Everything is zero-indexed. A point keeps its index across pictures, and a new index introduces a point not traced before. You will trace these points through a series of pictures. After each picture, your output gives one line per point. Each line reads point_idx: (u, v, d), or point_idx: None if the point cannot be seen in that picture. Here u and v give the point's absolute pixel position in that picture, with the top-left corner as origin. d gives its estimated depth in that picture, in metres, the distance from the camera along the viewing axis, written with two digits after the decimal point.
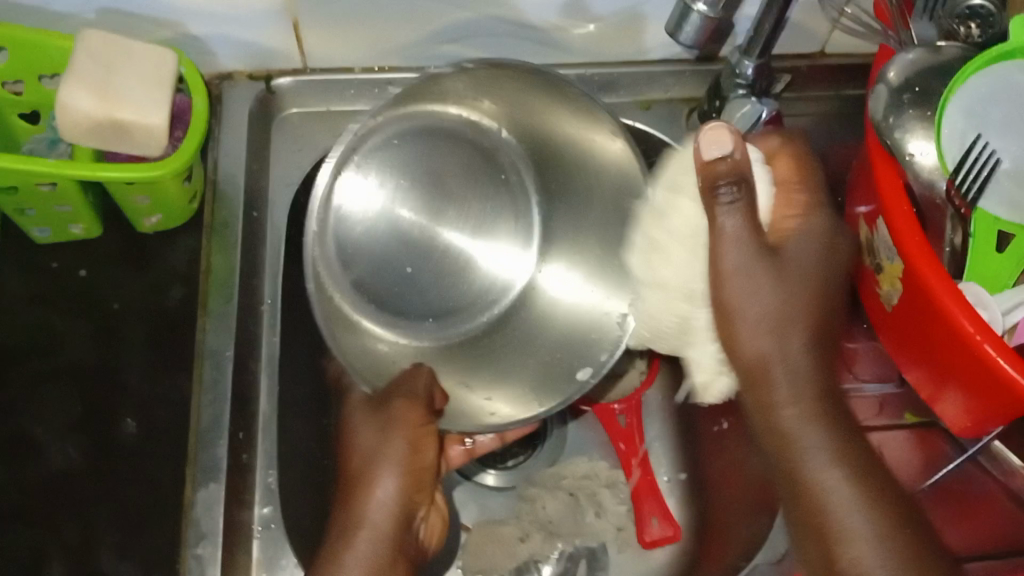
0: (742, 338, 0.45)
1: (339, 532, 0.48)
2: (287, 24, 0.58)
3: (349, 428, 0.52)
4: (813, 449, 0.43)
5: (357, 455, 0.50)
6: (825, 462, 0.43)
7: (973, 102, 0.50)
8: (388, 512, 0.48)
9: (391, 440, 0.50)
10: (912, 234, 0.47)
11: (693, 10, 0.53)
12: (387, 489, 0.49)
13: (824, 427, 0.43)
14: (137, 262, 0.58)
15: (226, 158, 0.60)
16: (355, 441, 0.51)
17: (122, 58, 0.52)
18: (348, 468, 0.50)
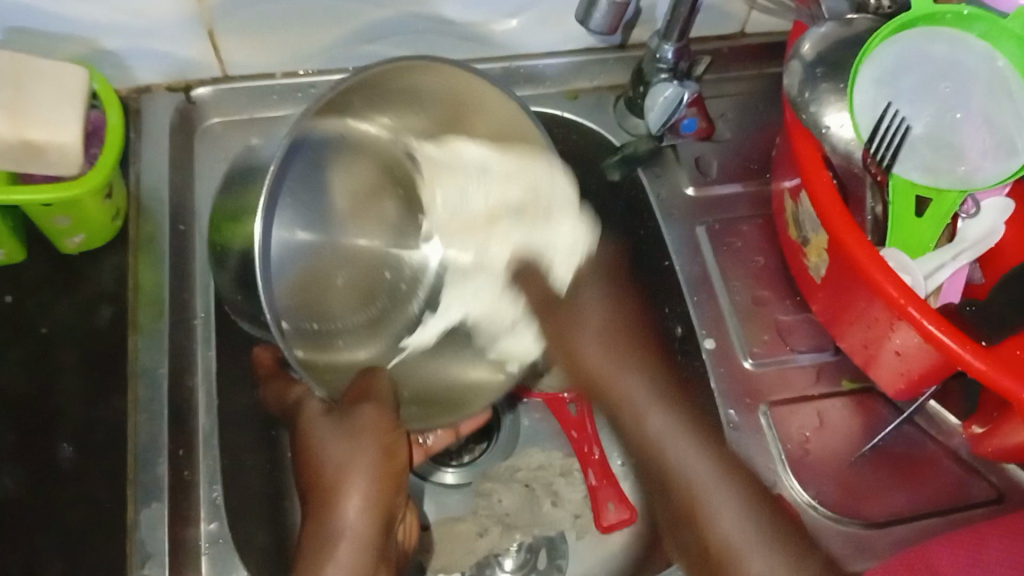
0: (582, 344, 0.56)
1: (316, 542, 0.47)
2: (203, 33, 0.57)
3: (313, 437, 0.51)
4: (689, 459, 0.51)
5: (326, 470, 0.49)
6: (701, 470, 0.51)
7: (882, 72, 0.52)
8: (364, 522, 0.48)
9: (354, 455, 0.49)
10: (832, 204, 0.48)
11: None
12: (356, 506, 0.48)
13: (674, 418, 0.54)
14: (64, 285, 0.56)
15: (149, 173, 0.59)
16: (318, 452, 0.50)
17: (31, 74, 0.50)
18: (321, 478, 0.49)
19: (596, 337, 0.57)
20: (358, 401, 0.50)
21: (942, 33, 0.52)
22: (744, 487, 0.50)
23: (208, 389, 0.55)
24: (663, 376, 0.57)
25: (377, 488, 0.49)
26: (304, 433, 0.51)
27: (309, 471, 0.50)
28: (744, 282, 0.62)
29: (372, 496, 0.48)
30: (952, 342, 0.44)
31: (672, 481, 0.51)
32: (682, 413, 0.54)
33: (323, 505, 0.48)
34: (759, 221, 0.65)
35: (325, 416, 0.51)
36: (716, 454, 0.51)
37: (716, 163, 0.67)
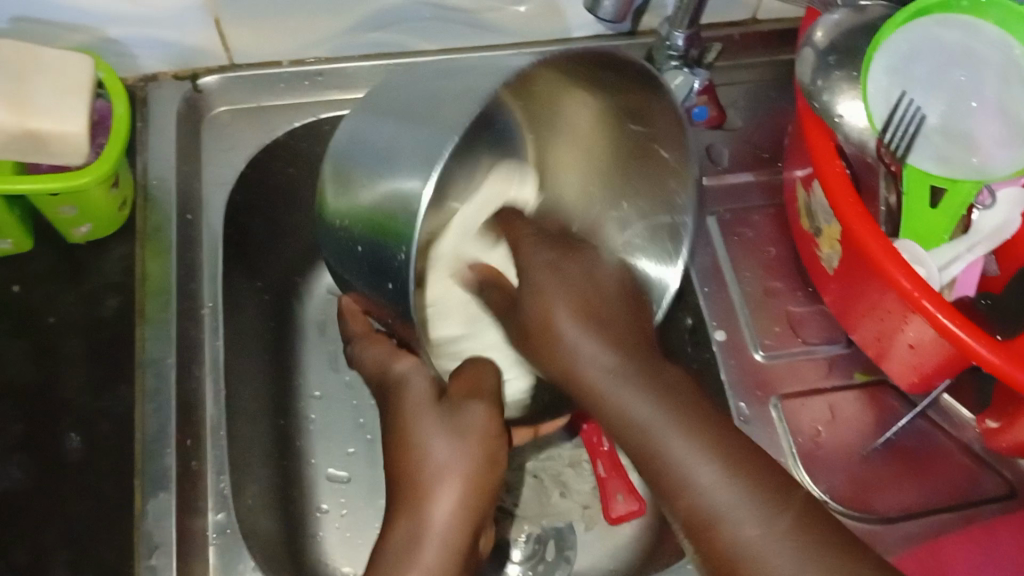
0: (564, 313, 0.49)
1: (396, 552, 0.45)
2: (208, 21, 0.57)
3: (411, 429, 0.48)
4: (670, 437, 0.44)
5: (427, 467, 0.47)
6: (683, 445, 0.44)
7: (895, 60, 0.51)
8: (452, 525, 0.46)
9: (451, 452, 0.47)
10: (845, 194, 0.47)
11: None
12: (444, 509, 0.46)
13: (635, 384, 0.47)
14: (71, 275, 0.56)
15: (156, 162, 0.59)
16: (419, 444, 0.48)
17: (35, 64, 0.50)
18: (412, 472, 0.47)
19: (567, 284, 0.50)
20: (467, 405, 0.49)
21: (956, 20, 0.51)
22: (721, 459, 0.44)
23: (216, 380, 0.55)
24: (623, 342, 0.48)
25: (466, 494, 0.47)
26: (403, 419, 0.49)
27: (404, 460, 0.48)
28: (756, 273, 0.62)
29: (464, 506, 0.46)
30: (967, 335, 0.43)
31: (653, 465, 0.45)
32: (647, 375, 0.47)
33: (409, 503, 0.47)
34: (771, 211, 0.64)
35: (432, 407, 0.49)
36: (710, 439, 0.44)
37: (727, 151, 0.66)
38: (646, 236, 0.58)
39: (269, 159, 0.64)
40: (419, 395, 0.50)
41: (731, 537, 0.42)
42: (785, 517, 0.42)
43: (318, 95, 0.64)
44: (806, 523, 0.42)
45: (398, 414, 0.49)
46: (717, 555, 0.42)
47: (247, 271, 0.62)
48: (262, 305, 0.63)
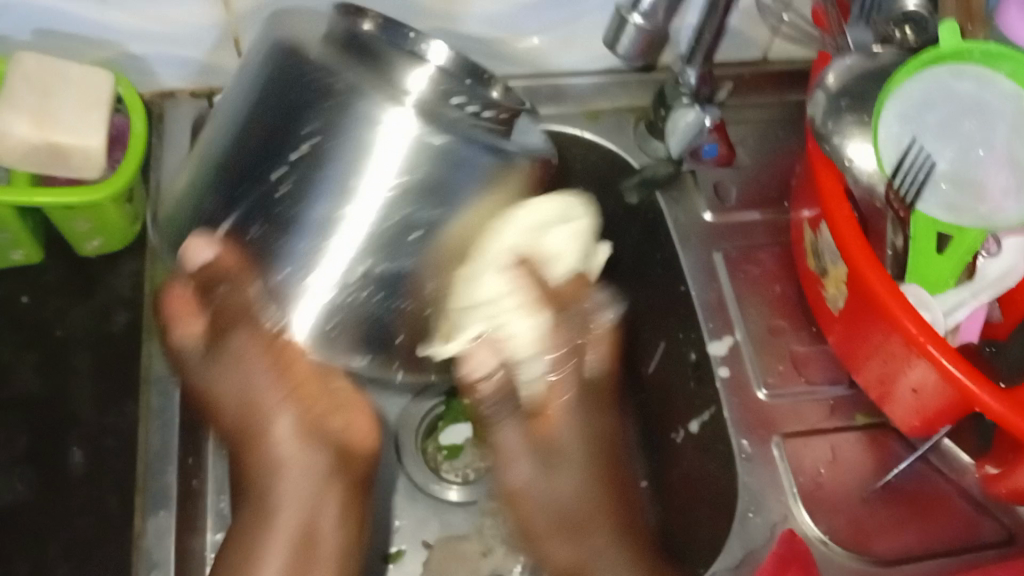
0: (530, 435, 0.59)
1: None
2: (228, 41, 0.58)
3: (196, 386, 0.53)
4: (597, 559, 0.58)
5: (274, 477, 0.53)
6: (609, 569, 0.58)
7: (908, 106, 0.52)
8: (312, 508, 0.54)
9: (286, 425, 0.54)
10: (854, 237, 0.48)
11: (629, 22, 0.52)
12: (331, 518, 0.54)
13: (618, 548, 0.59)
14: (81, 287, 0.56)
15: (170, 178, 0.59)
16: (280, 477, 0.54)
17: (59, 77, 0.50)
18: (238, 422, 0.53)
19: (541, 451, 0.59)
20: (300, 485, 0.54)
21: (969, 71, 0.52)
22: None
23: None
24: (604, 489, 0.60)
25: (270, 534, 0.52)
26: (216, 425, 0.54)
27: (263, 456, 0.53)
28: (761, 310, 0.62)
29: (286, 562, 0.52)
30: (970, 381, 0.43)
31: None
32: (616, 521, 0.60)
33: (260, 525, 0.52)
34: (777, 250, 0.65)
35: (292, 415, 0.54)
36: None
37: (736, 190, 0.67)
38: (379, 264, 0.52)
39: None
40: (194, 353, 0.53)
41: None
42: None
43: None
44: None
45: (244, 403, 0.53)
46: None
47: None
48: None
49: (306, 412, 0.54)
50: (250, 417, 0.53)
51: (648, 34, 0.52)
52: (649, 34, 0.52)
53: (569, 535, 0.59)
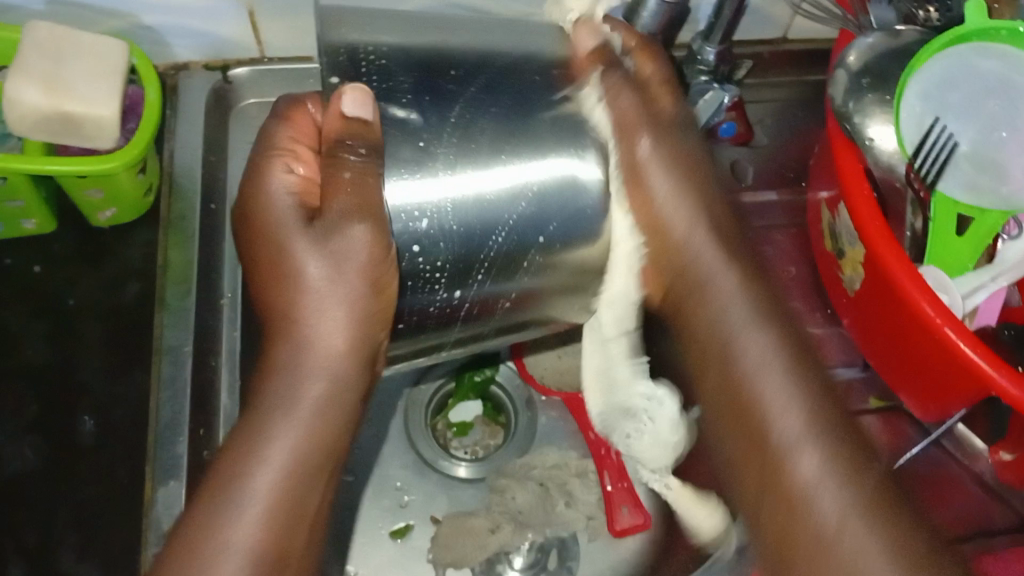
0: (648, 176, 0.47)
1: (222, 484, 0.40)
2: (243, 13, 0.58)
3: (288, 252, 0.43)
4: (780, 394, 0.43)
5: (297, 352, 0.43)
6: (788, 420, 0.43)
7: (930, 86, 0.51)
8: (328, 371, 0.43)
9: (301, 261, 0.43)
10: (872, 217, 0.47)
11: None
12: (318, 389, 0.42)
13: (771, 380, 0.44)
14: (93, 257, 0.56)
15: (183, 150, 0.59)
16: (289, 350, 0.43)
17: (71, 46, 0.50)
18: (280, 298, 0.43)
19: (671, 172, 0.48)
20: (331, 411, 0.43)
21: (994, 48, 0.51)
22: (826, 420, 0.42)
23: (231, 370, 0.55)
24: (765, 309, 0.46)
25: (299, 467, 0.41)
26: (292, 335, 0.43)
27: (303, 360, 0.43)
28: (775, 291, 0.62)
29: (269, 524, 0.40)
30: (987, 364, 0.43)
31: (746, 419, 0.44)
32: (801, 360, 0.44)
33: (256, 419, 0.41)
34: (793, 231, 0.64)
35: (339, 317, 0.42)
36: (832, 432, 0.42)
37: (753, 169, 0.66)
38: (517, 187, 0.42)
39: None
40: (276, 215, 0.43)
41: (802, 483, 0.41)
42: (839, 466, 0.41)
43: None
44: (878, 499, 0.40)
45: (318, 285, 0.42)
46: (785, 530, 0.41)
47: None
48: None
49: (357, 318, 0.42)
50: (281, 298, 0.43)
51: (670, 8, 0.52)
52: (671, 8, 0.52)
53: (752, 385, 0.44)
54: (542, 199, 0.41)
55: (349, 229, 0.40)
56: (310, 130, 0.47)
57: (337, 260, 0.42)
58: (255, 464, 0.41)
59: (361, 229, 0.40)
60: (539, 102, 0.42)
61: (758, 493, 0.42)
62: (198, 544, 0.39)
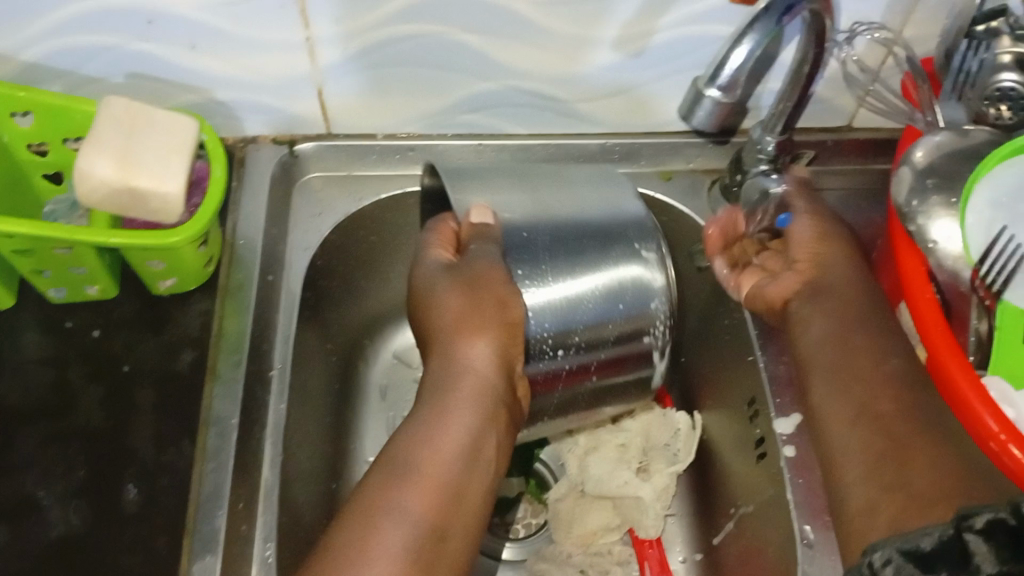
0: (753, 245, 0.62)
1: (392, 461, 0.47)
2: (313, 91, 0.60)
3: (430, 300, 0.53)
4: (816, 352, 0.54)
5: (457, 372, 0.50)
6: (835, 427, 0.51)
7: (1001, 192, 0.49)
8: (486, 375, 0.50)
9: (442, 302, 0.52)
10: (935, 323, 0.47)
11: (706, 94, 0.47)
12: (464, 420, 0.49)
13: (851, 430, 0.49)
14: (152, 323, 0.58)
15: (245, 222, 0.61)
16: (450, 367, 0.50)
17: (147, 122, 0.52)
18: (438, 327, 0.52)
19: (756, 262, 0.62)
20: (477, 405, 0.49)
21: None
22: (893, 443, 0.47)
23: (275, 443, 0.54)
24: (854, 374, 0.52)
25: (447, 451, 0.47)
26: (441, 351, 0.51)
27: (455, 370, 0.50)
28: None
29: (430, 499, 0.45)
30: None
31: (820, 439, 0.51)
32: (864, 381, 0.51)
33: (431, 414, 0.49)
34: None
35: (489, 342, 0.50)
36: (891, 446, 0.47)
37: None
38: (601, 299, 0.52)
39: (354, 226, 0.67)
40: (429, 276, 0.54)
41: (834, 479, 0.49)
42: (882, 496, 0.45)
43: (405, 169, 0.67)
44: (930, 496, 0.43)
45: (461, 318, 0.51)
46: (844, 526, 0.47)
47: (315, 329, 0.65)
48: (329, 366, 0.67)
49: (503, 338, 0.50)
50: (434, 336, 0.53)
51: (728, 105, 0.47)
52: (729, 105, 0.47)
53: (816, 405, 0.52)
54: (610, 294, 0.53)
55: (476, 264, 0.51)
56: (451, 237, 0.56)
57: (471, 285, 0.51)
58: (425, 443, 0.47)
59: (491, 260, 0.52)
60: (620, 234, 0.55)
61: (870, 478, 0.47)
62: (379, 504, 0.44)
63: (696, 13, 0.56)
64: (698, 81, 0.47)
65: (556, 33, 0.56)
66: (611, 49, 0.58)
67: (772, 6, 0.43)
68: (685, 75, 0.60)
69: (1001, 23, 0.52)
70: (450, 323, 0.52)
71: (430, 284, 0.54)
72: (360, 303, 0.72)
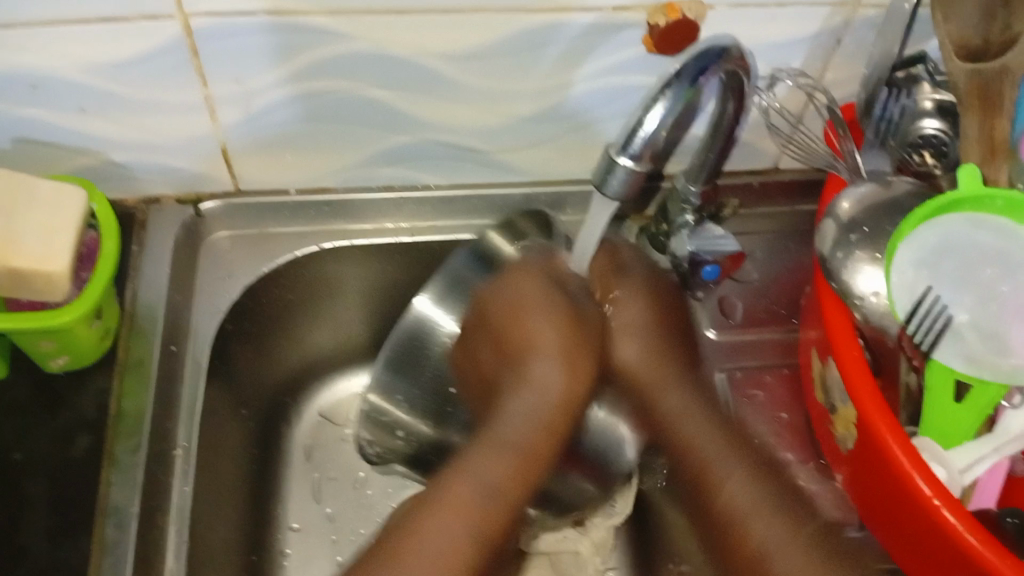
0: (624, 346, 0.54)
1: (443, 497, 0.47)
2: (215, 149, 0.57)
3: (523, 311, 0.52)
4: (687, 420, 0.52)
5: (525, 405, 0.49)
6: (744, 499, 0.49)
7: (922, 253, 0.48)
8: (560, 411, 0.50)
9: (534, 321, 0.51)
10: (864, 383, 0.45)
11: (618, 163, 0.44)
12: (521, 460, 0.48)
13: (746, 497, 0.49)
14: (46, 407, 0.54)
15: (147, 289, 0.58)
16: (525, 397, 0.50)
17: (24, 196, 0.49)
18: (518, 341, 0.51)
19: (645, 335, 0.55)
20: (542, 460, 0.49)
21: (989, 220, 0.48)
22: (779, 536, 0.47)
23: (182, 531, 0.50)
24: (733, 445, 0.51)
25: (531, 474, 0.48)
26: (526, 377, 0.50)
27: (527, 401, 0.50)
28: (767, 442, 0.58)
29: (473, 539, 0.46)
30: (992, 556, 0.40)
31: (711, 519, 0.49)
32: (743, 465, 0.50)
33: (498, 438, 0.49)
34: (785, 372, 0.61)
35: (568, 381, 0.50)
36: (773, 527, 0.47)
37: (741, 306, 0.63)
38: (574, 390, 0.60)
39: (269, 286, 0.63)
40: (529, 289, 0.52)
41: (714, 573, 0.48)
42: None
43: (325, 223, 0.64)
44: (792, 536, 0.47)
45: (559, 348, 0.50)
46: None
47: (228, 396, 0.61)
48: (246, 433, 0.64)
49: (573, 382, 0.50)
50: (517, 357, 0.51)
51: (641, 174, 0.45)
52: (642, 174, 0.45)
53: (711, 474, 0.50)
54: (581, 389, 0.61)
55: (592, 305, 0.53)
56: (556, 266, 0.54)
57: (580, 319, 0.52)
58: (483, 478, 0.47)
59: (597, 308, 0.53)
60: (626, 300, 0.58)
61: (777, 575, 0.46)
62: (412, 538, 0.46)
63: (613, 64, 0.54)
64: (611, 147, 0.45)
65: (471, 87, 0.54)
66: (530, 100, 0.56)
67: (685, 68, 0.42)
68: (605, 124, 0.59)
69: (920, 69, 0.53)
70: (530, 350, 0.50)
71: (518, 292, 0.53)
72: (280, 363, 0.68)
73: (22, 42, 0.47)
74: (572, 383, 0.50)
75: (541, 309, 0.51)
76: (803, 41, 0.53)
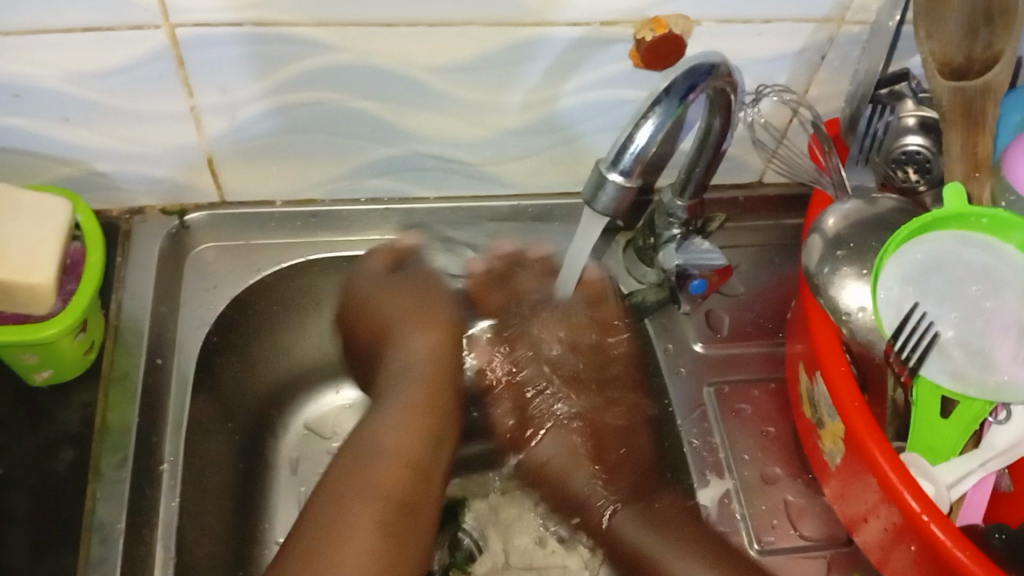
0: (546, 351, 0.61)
1: (360, 450, 0.49)
2: (202, 160, 0.56)
3: (373, 296, 0.60)
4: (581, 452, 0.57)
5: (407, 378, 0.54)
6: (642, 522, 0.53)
7: (910, 269, 0.48)
8: (433, 369, 0.56)
9: (388, 300, 0.59)
10: (852, 398, 0.45)
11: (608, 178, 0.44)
12: (421, 418, 0.52)
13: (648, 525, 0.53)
14: (27, 421, 0.53)
15: (131, 301, 0.57)
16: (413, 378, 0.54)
17: (10, 208, 0.48)
18: (373, 321, 0.59)
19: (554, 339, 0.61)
20: (436, 420, 0.52)
21: (977, 237, 0.48)
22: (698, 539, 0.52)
23: (169, 548, 0.50)
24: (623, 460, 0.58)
25: (432, 428, 0.52)
26: (396, 344, 0.57)
27: (409, 374, 0.55)
28: (754, 455, 0.58)
29: (394, 487, 0.48)
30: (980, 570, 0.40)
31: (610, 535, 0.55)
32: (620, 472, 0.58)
33: (392, 406, 0.52)
34: (771, 386, 0.61)
35: (437, 339, 0.57)
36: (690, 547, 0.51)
37: (727, 319, 0.64)
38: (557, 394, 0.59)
39: (253, 297, 0.63)
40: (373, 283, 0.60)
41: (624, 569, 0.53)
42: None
43: (311, 235, 0.64)
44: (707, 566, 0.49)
45: (413, 316, 0.58)
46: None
47: (213, 408, 0.61)
48: (233, 445, 0.63)
49: (444, 341, 0.58)
50: (385, 335, 0.58)
51: (632, 190, 0.45)
52: (633, 190, 0.45)
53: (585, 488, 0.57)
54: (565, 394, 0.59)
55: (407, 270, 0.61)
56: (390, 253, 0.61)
57: (428, 293, 0.60)
58: (387, 433, 0.50)
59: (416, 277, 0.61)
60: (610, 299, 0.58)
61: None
62: (335, 490, 0.47)
63: (601, 79, 0.54)
64: (601, 164, 0.45)
65: (460, 100, 0.54)
66: (518, 113, 0.56)
67: (675, 86, 0.42)
68: (593, 137, 0.59)
69: (904, 86, 0.53)
70: (391, 322, 0.59)
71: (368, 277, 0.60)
72: (264, 375, 0.67)
73: (6, 50, 0.46)
74: (418, 350, 0.56)
75: (403, 279, 0.61)
76: (790, 58, 0.54)
